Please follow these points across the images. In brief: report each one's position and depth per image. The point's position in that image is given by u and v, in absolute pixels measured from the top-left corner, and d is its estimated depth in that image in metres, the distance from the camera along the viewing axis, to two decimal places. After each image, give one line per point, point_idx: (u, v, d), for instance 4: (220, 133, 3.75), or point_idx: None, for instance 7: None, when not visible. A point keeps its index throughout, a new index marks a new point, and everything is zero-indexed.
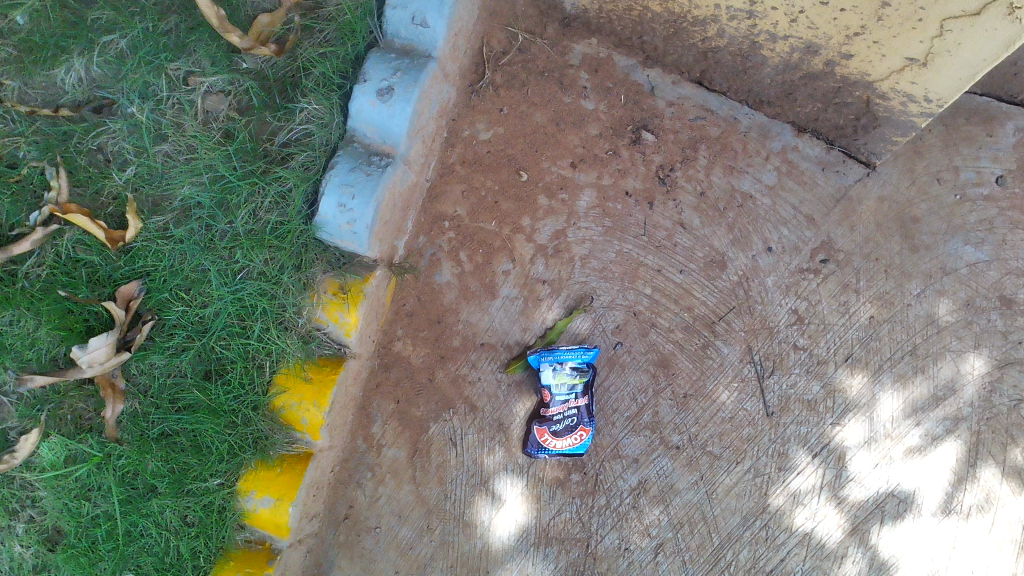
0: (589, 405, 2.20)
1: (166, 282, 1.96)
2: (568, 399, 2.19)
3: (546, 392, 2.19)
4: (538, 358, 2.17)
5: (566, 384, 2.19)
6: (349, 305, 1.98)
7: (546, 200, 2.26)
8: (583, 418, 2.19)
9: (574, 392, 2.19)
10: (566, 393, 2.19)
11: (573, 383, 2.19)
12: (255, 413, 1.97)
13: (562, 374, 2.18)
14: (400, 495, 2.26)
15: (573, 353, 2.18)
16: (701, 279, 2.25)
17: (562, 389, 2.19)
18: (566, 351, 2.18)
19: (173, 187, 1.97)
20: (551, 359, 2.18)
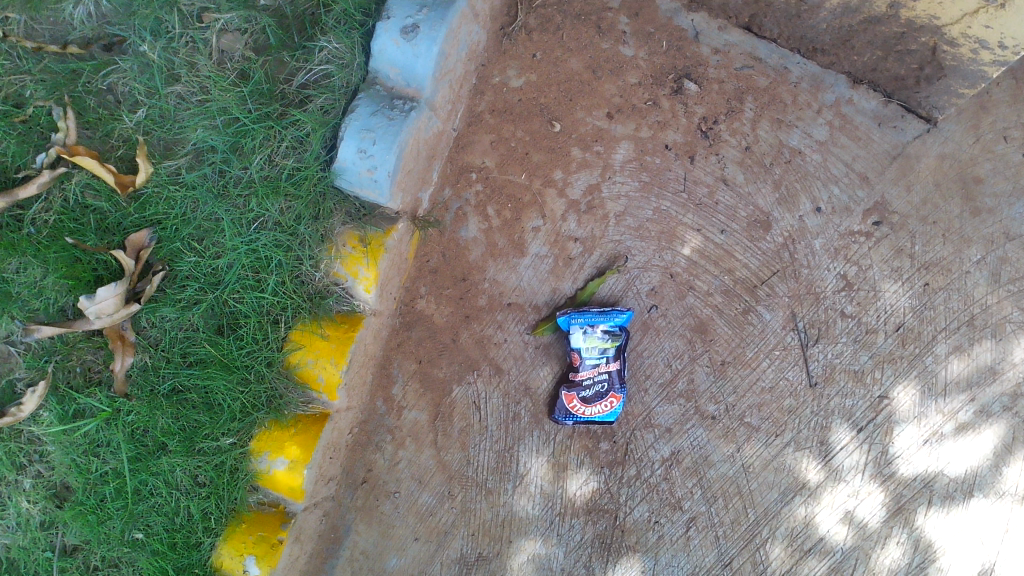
0: (620, 373, 2.07)
1: (178, 230, 1.86)
2: (598, 363, 2.06)
3: (575, 355, 2.06)
4: (568, 319, 2.05)
5: (595, 350, 2.06)
6: (369, 259, 1.89)
7: (580, 153, 2.12)
8: (612, 386, 2.06)
9: (605, 359, 2.06)
10: (596, 358, 2.06)
11: (602, 349, 2.06)
12: (269, 370, 1.86)
13: (591, 338, 2.05)
14: (421, 459, 2.16)
15: (604, 316, 2.05)
16: (745, 240, 2.11)
17: (591, 353, 2.06)
18: (597, 313, 2.05)
19: (186, 131, 1.87)
20: (581, 320, 2.05)
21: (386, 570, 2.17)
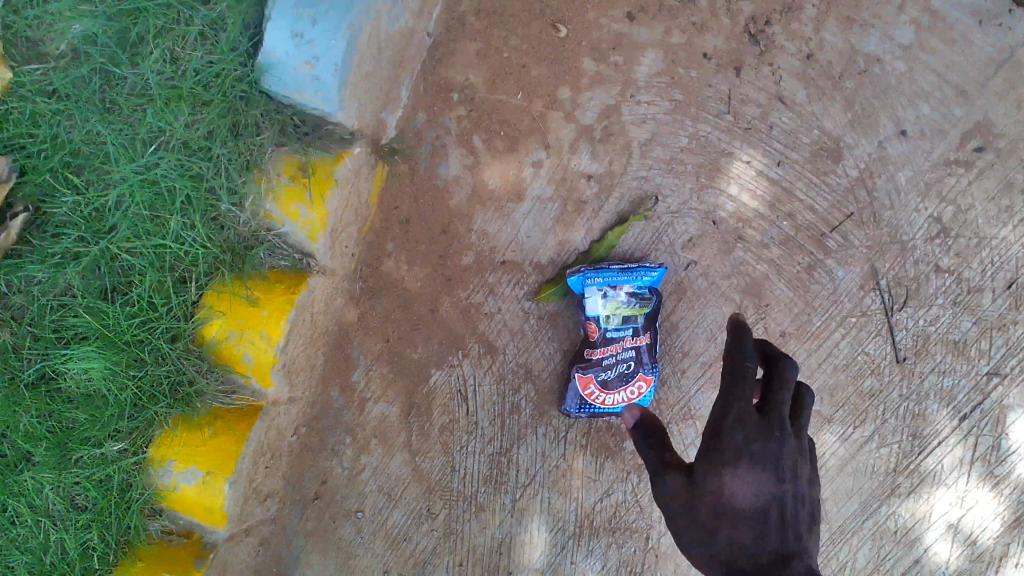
0: (651, 349, 1.58)
1: (48, 158, 1.32)
2: (623, 337, 1.57)
3: (593, 326, 1.56)
4: (581, 280, 1.55)
5: (619, 318, 1.56)
6: (313, 194, 1.39)
7: (592, 65, 1.62)
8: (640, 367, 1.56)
9: (632, 331, 1.57)
10: (620, 330, 1.57)
11: (628, 318, 1.57)
12: (172, 348, 1.35)
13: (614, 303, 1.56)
14: (392, 468, 1.64)
15: (631, 274, 1.55)
16: (809, 174, 1.63)
17: (613, 323, 1.56)
18: (622, 270, 1.55)
19: (57, 20, 1.30)
20: (600, 280, 1.55)
21: None
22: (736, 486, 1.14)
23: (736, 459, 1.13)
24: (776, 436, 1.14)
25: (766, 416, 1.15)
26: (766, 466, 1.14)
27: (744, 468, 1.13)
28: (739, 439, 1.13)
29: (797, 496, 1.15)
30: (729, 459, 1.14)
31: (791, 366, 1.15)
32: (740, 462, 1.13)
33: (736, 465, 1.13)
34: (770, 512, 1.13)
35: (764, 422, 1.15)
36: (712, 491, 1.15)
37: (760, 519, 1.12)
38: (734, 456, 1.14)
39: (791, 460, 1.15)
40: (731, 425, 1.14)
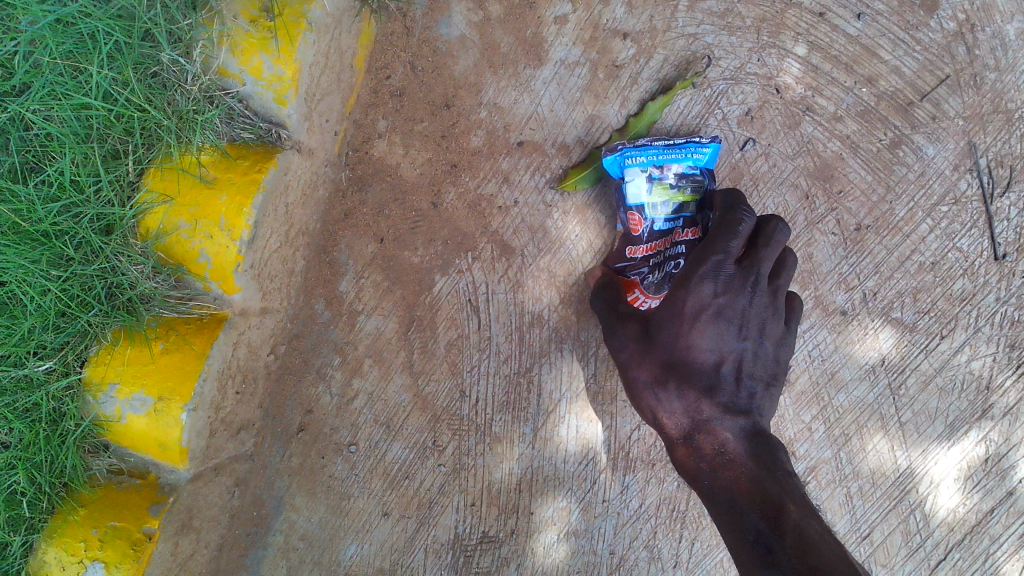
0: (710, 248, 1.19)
1: None
2: (673, 231, 1.20)
3: (636, 217, 1.21)
4: (617, 158, 1.22)
5: (666, 208, 1.20)
6: (280, 44, 1.09)
7: None
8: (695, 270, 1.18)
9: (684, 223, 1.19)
10: (669, 221, 1.20)
11: (679, 208, 1.20)
12: (108, 243, 1.07)
13: (661, 188, 1.19)
14: (389, 393, 1.37)
15: (681, 150, 1.19)
16: (894, 29, 1.32)
17: (659, 213, 1.20)
18: (668, 147, 1.20)
19: None
20: (642, 158, 1.20)
21: (339, 563, 1.40)
22: (694, 343, 1.04)
23: (695, 313, 1.03)
24: (746, 291, 1.03)
25: (740, 268, 1.03)
26: (733, 321, 1.03)
27: (709, 322, 1.03)
28: (707, 288, 1.02)
29: (757, 355, 1.05)
30: (692, 313, 1.03)
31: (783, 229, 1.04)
32: (701, 316, 1.03)
33: (699, 317, 1.03)
34: (726, 367, 1.04)
35: (739, 272, 1.03)
36: (671, 344, 1.06)
37: (717, 376, 1.03)
38: (698, 309, 1.02)
39: (760, 315, 1.04)
40: (705, 273, 1.02)
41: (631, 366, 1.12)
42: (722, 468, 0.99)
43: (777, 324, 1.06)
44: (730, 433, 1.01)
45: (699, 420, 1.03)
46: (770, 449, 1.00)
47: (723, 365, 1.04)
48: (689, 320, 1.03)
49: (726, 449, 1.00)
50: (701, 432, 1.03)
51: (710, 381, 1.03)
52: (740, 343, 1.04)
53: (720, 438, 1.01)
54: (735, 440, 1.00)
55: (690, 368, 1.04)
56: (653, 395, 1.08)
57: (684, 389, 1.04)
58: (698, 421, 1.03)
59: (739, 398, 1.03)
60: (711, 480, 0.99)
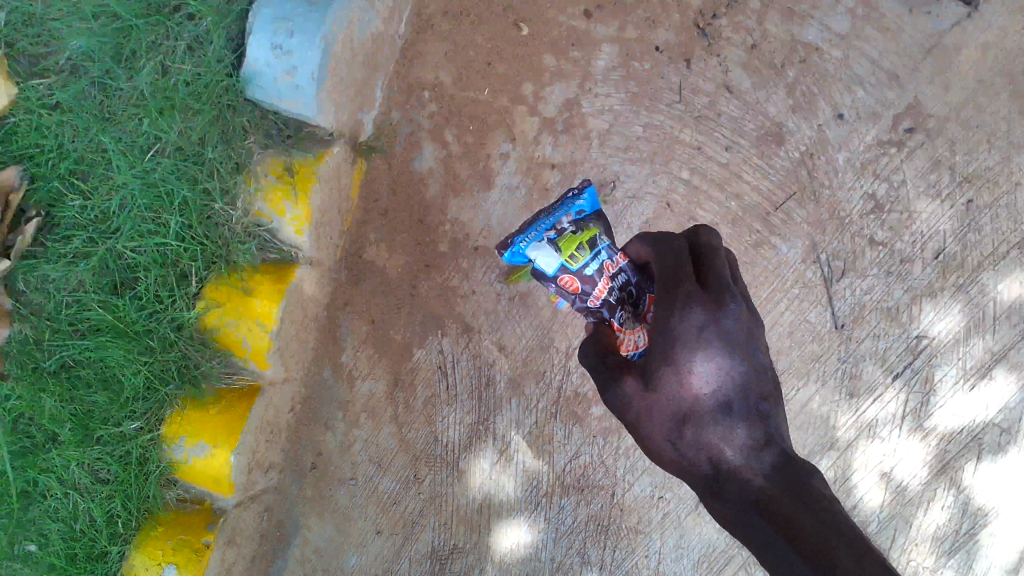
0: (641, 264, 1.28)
1: (55, 166, 1.46)
2: (603, 266, 1.28)
3: (567, 276, 1.28)
4: (515, 247, 1.35)
5: (588, 249, 1.29)
6: (297, 193, 1.54)
7: (553, 63, 1.75)
8: (647, 282, 1.27)
9: (609, 254, 1.29)
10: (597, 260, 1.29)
11: (594, 244, 1.30)
12: (179, 336, 1.51)
13: (571, 241, 1.30)
14: (380, 439, 1.80)
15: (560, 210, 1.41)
16: (754, 158, 1.77)
17: (587, 257, 1.28)
18: (551, 215, 1.42)
19: (56, 38, 1.44)
20: (533, 232, 1.35)
21: (344, 569, 1.82)
22: (692, 377, 1.02)
23: (689, 349, 1.02)
24: (729, 313, 1.03)
25: (713, 291, 1.05)
26: (725, 347, 1.02)
27: (703, 360, 1.02)
28: (690, 321, 1.03)
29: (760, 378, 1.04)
30: (683, 355, 1.02)
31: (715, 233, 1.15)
32: (692, 356, 1.02)
33: (690, 352, 1.02)
34: (732, 394, 1.02)
35: (714, 295, 1.04)
36: (667, 392, 1.04)
37: (717, 408, 1.02)
38: (693, 344, 1.02)
39: (747, 335, 1.04)
40: (681, 306, 1.04)
41: (631, 420, 1.10)
42: (753, 505, 0.96)
43: (767, 342, 1.06)
44: (748, 451, 1.01)
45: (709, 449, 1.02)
46: (787, 452, 1.01)
47: (727, 398, 1.02)
48: (678, 361, 1.03)
49: (750, 461, 1.00)
50: (717, 455, 1.02)
51: (719, 410, 1.02)
52: (735, 368, 1.02)
53: (741, 451, 1.01)
54: (756, 472, 0.99)
55: (691, 406, 1.03)
56: (658, 444, 1.07)
57: (689, 429, 1.03)
58: (716, 455, 1.02)
59: (753, 421, 1.02)
60: (743, 521, 0.96)
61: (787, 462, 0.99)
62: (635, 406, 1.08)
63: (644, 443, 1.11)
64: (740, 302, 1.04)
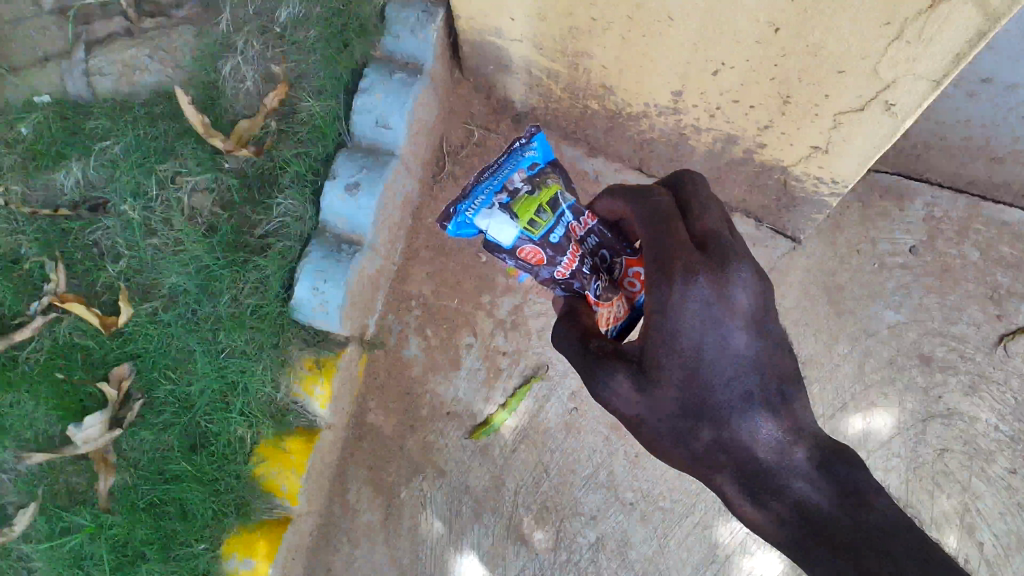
0: (608, 224, 1.66)
1: (156, 363, 2.15)
2: (567, 230, 1.65)
3: (531, 244, 1.62)
4: (463, 215, 1.63)
5: (546, 211, 1.63)
6: (323, 379, 2.20)
7: (504, 279, 2.46)
8: (618, 245, 1.65)
9: (569, 216, 1.66)
10: (554, 224, 1.63)
11: (550, 203, 1.65)
12: (237, 481, 2.14)
13: (528, 203, 1.63)
14: (375, 557, 2.39)
15: (512, 163, 1.71)
16: None
17: (546, 220, 1.63)
18: (502, 165, 1.72)
19: (163, 278, 2.16)
20: (481, 198, 1.64)
21: None
22: (700, 375, 1.20)
23: (693, 332, 1.19)
24: (733, 280, 1.19)
25: (716, 259, 1.21)
26: (733, 316, 1.19)
27: (709, 339, 1.19)
28: (693, 295, 1.19)
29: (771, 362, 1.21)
30: (687, 344, 1.20)
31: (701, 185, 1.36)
32: (696, 340, 1.19)
33: (697, 334, 1.19)
34: (749, 370, 1.19)
35: (717, 263, 1.21)
36: (670, 370, 1.22)
37: (733, 390, 1.19)
38: (706, 326, 1.19)
39: (753, 301, 1.21)
40: (683, 280, 1.19)
41: (633, 421, 1.28)
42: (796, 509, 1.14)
43: (768, 305, 1.23)
44: (775, 438, 1.17)
45: (733, 453, 1.19)
46: (810, 436, 1.19)
47: (736, 373, 1.19)
48: (682, 348, 1.20)
49: (790, 465, 1.17)
50: (749, 461, 1.18)
51: (747, 419, 1.18)
52: (746, 346, 1.19)
53: (775, 457, 1.17)
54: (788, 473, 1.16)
55: (703, 396, 1.20)
56: (660, 434, 1.26)
57: (708, 428, 1.20)
58: (744, 457, 1.19)
59: (772, 401, 1.19)
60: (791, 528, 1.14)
61: (816, 456, 1.17)
62: (634, 399, 1.25)
63: (649, 445, 1.30)
64: (742, 264, 1.21)
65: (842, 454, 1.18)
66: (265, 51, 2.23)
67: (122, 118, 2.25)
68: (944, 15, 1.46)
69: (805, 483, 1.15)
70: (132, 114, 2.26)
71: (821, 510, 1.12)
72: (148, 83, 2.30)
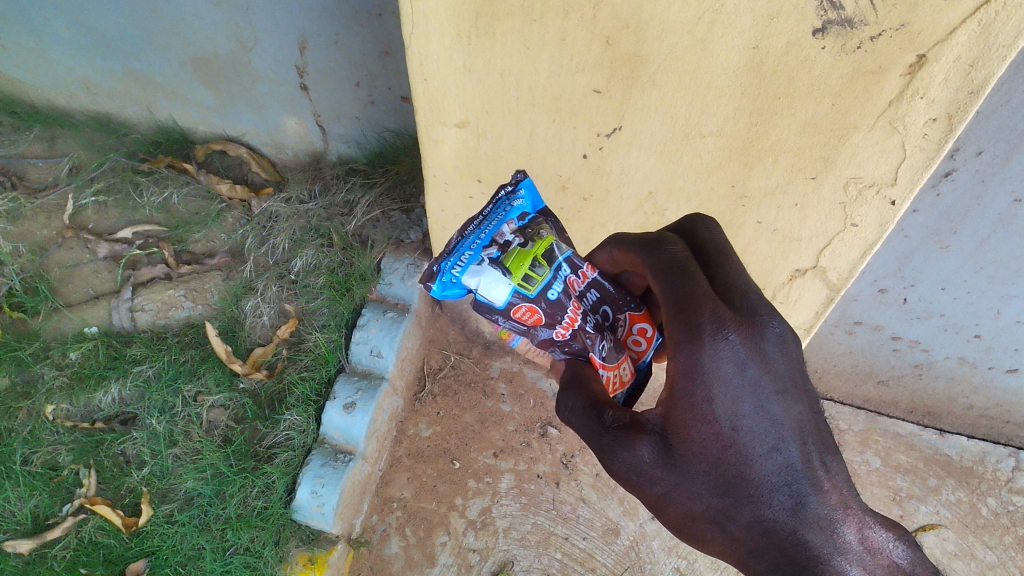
0: (607, 278, 1.55)
1: (168, 559, 2.43)
2: (566, 286, 1.49)
3: (527, 303, 1.44)
4: (450, 267, 1.44)
5: (541, 263, 1.47)
6: (314, 573, 2.38)
7: (474, 483, 2.79)
8: (621, 301, 1.53)
9: (566, 270, 1.51)
10: (551, 278, 1.47)
11: (545, 255, 1.48)
12: None
13: (522, 254, 1.46)
14: None
15: (498, 215, 1.54)
16: (601, 543, 2.70)
17: (542, 274, 1.46)
18: (490, 215, 1.55)
19: (181, 482, 2.52)
20: (467, 254, 1.45)
21: None
22: (739, 444, 1.07)
23: (727, 393, 1.08)
24: (765, 335, 1.11)
25: (744, 315, 1.12)
26: (769, 375, 1.09)
27: (746, 402, 1.08)
28: (725, 351, 1.09)
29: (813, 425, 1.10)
30: (723, 411, 1.08)
31: (712, 235, 1.31)
32: (732, 405, 1.08)
33: (731, 395, 1.08)
34: (791, 438, 1.07)
35: (748, 326, 1.11)
36: (701, 441, 1.10)
37: (773, 463, 1.06)
38: (741, 390, 1.08)
39: (788, 361, 1.12)
40: (711, 334, 1.09)
41: (656, 499, 1.14)
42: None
43: (804, 368, 1.14)
44: (823, 513, 1.05)
45: (777, 535, 1.05)
46: (857, 512, 1.08)
47: (777, 442, 1.07)
48: (717, 416, 1.09)
49: (842, 547, 1.04)
50: (797, 543, 1.04)
51: (791, 492, 1.05)
52: (784, 412, 1.08)
53: (831, 541, 1.04)
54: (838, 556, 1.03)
55: (741, 469, 1.07)
56: (696, 515, 1.11)
57: (748, 508, 1.06)
58: (788, 540, 1.04)
59: (817, 474, 1.07)
60: None
61: (868, 536, 1.06)
62: (658, 474, 1.12)
63: (678, 530, 1.16)
64: (773, 319, 1.13)
65: (892, 530, 1.09)
66: (280, 292, 2.74)
67: (157, 347, 2.71)
68: (800, 286, 2.04)
69: (864, 571, 1.03)
70: (166, 343, 2.72)
71: None
72: (180, 317, 2.78)
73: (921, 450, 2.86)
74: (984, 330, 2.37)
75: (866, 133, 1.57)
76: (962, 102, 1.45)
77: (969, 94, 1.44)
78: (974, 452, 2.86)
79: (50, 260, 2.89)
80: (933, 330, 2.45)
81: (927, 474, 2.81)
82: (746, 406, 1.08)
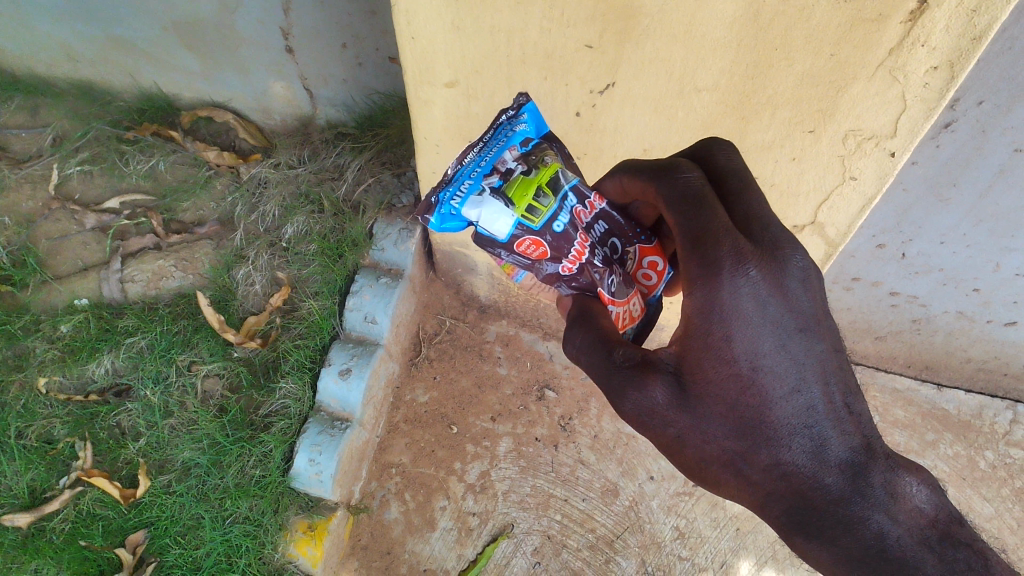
0: (615, 209, 1.52)
1: (168, 529, 2.43)
2: (575, 216, 1.46)
3: (531, 237, 1.40)
4: (447, 197, 1.40)
5: (546, 193, 1.41)
6: (315, 540, 2.39)
7: (473, 447, 2.78)
8: (630, 234, 1.51)
9: (573, 200, 1.46)
10: (556, 208, 1.42)
11: (550, 184, 1.42)
12: None
13: (526, 183, 1.40)
14: None
15: (499, 141, 1.48)
16: (600, 504, 2.70)
17: (547, 205, 1.40)
18: (492, 139, 1.48)
19: (177, 452, 2.51)
20: (467, 183, 1.40)
21: None
22: (759, 386, 1.05)
23: (748, 332, 1.05)
24: (786, 270, 1.08)
25: (764, 250, 1.08)
26: (789, 313, 1.07)
27: (766, 340, 1.06)
28: (746, 288, 1.05)
29: (835, 367, 1.08)
30: (742, 351, 1.05)
31: (727, 162, 1.26)
32: (752, 344, 1.05)
33: (752, 334, 1.05)
34: (812, 381, 1.06)
35: (768, 262, 1.07)
36: (719, 381, 1.07)
37: (795, 404, 1.05)
38: (762, 329, 1.06)
39: (809, 297, 1.09)
40: (731, 270, 1.05)
41: (669, 441, 1.11)
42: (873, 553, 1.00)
43: (824, 304, 1.12)
44: (843, 457, 1.04)
45: (794, 480, 1.05)
46: (880, 456, 1.06)
47: (799, 383, 1.05)
48: (736, 356, 1.06)
49: (866, 492, 1.03)
50: (815, 487, 1.04)
51: (812, 437, 1.05)
52: (805, 351, 1.07)
53: (850, 482, 1.03)
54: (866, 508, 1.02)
55: (759, 411, 1.05)
56: (710, 457, 1.09)
57: (765, 451, 1.05)
58: (806, 484, 1.04)
59: (838, 416, 1.06)
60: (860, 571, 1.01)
61: (893, 480, 1.04)
62: (671, 416, 1.09)
63: (690, 472, 1.14)
64: (795, 253, 1.10)
65: (914, 472, 1.07)
66: (272, 261, 2.70)
67: (149, 318, 2.69)
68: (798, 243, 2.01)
69: (885, 516, 1.01)
70: (158, 314, 2.69)
71: (902, 554, 0.99)
72: (171, 288, 2.75)
73: (918, 405, 2.85)
74: (983, 284, 2.36)
75: (865, 84, 1.54)
76: (964, 49, 1.41)
77: (971, 40, 1.39)
78: (971, 406, 2.86)
79: (37, 233, 2.85)
80: (932, 285, 2.43)
81: (925, 429, 2.80)
82: (766, 348, 1.05)
